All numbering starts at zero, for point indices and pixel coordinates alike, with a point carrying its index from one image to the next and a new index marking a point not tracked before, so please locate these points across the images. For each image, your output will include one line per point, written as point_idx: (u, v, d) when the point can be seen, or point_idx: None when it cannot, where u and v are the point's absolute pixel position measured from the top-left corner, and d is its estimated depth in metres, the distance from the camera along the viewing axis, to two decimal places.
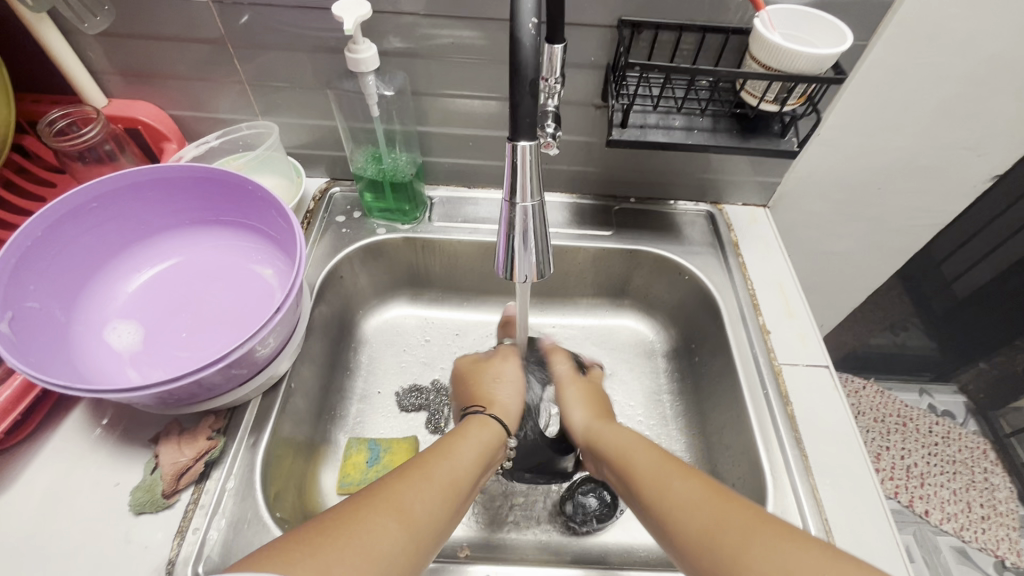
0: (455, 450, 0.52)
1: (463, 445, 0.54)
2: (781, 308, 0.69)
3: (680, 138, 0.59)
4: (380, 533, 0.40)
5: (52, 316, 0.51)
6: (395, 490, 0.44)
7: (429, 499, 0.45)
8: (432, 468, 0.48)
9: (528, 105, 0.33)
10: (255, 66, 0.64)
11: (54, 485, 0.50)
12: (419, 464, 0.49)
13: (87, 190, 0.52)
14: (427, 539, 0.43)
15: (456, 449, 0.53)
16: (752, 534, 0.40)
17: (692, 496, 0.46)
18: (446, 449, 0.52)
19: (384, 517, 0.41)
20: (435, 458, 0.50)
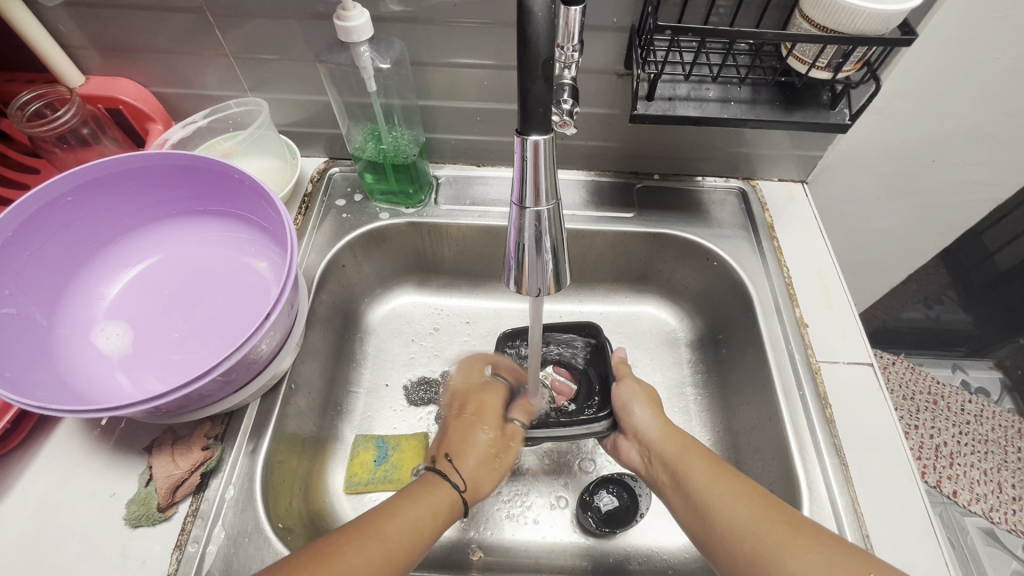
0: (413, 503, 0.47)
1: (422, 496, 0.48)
2: (820, 298, 0.63)
3: (714, 112, 0.52)
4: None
5: (33, 321, 0.48)
6: (348, 557, 0.40)
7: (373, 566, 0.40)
8: (388, 531, 0.43)
9: (541, 91, 0.27)
10: (239, 37, 0.58)
11: (50, 494, 0.48)
12: (375, 523, 0.44)
13: (59, 183, 0.48)
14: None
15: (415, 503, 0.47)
16: (776, 540, 0.40)
17: (731, 519, 0.43)
18: (408, 499, 0.47)
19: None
20: (393, 516, 0.45)
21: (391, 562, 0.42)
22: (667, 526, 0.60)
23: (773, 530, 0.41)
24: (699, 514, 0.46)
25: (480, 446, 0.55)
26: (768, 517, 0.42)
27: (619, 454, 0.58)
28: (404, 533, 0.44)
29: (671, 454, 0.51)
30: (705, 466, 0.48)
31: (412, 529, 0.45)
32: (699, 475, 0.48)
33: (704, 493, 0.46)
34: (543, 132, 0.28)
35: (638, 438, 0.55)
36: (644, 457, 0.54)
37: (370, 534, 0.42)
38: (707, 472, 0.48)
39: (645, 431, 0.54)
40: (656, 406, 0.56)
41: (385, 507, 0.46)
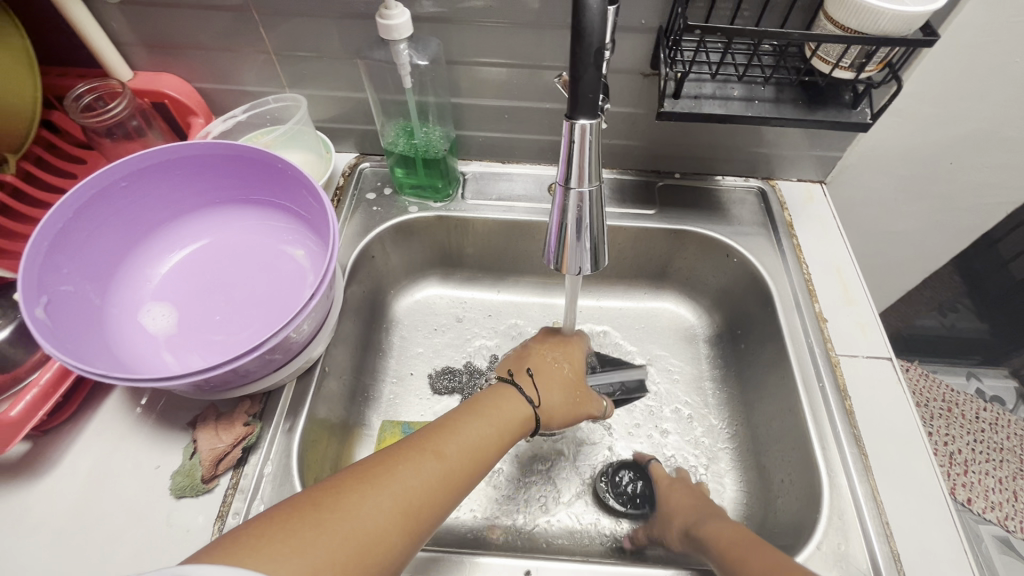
0: (467, 421, 0.49)
1: (481, 415, 0.50)
2: (839, 294, 0.64)
3: (739, 110, 0.54)
4: (367, 519, 0.38)
5: (87, 300, 0.50)
6: (402, 471, 0.41)
7: (427, 479, 0.42)
8: (440, 447, 0.45)
9: (591, 78, 0.29)
10: (281, 35, 0.61)
11: (98, 466, 0.50)
12: (429, 439, 0.46)
13: (117, 169, 0.50)
14: (424, 529, 0.41)
15: (466, 423, 0.49)
16: None
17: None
18: (462, 419, 0.49)
19: (378, 498, 0.39)
20: (442, 434, 0.47)
21: (447, 478, 0.44)
22: None
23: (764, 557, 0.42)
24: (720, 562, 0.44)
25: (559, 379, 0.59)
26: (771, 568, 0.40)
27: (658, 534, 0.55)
28: (454, 452, 0.45)
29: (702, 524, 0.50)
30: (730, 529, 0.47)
31: (470, 448, 0.47)
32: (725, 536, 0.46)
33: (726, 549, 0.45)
34: (590, 116, 0.30)
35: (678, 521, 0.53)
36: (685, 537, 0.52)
37: (419, 451, 0.44)
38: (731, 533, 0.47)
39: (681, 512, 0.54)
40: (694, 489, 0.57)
41: (435, 425, 0.48)
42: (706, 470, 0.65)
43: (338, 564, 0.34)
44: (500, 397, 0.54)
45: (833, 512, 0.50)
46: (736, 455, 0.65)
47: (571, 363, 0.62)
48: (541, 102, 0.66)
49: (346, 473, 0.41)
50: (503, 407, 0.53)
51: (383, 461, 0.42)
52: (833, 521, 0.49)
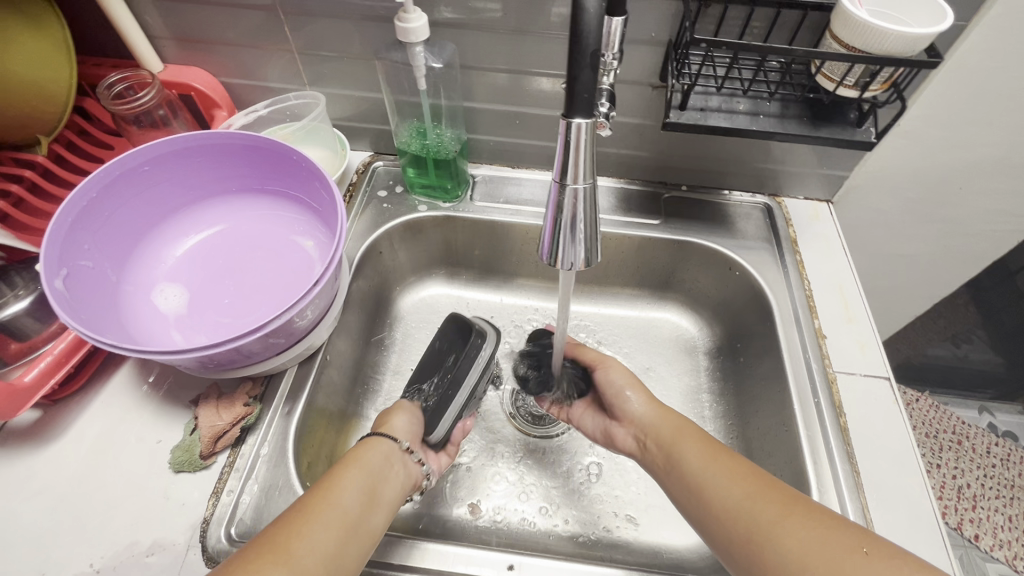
0: (348, 474, 0.47)
1: (360, 464, 0.48)
2: (840, 311, 0.64)
3: (743, 124, 0.55)
4: None
5: (105, 276, 0.52)
6: (287, 539, 0.39)
7: (318, 536, 0.41)
8: (333, 502, 0.44)
9: (588, 79, 0.30)
10: (304, 35, 0.64)
11: (103, 437, 0.52)
12: (316, 497, 0.44)
13: (141, 153, 0.53)
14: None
15: (344, 478, 0.46)
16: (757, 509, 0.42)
17: (725, 499, 0.44)
18: (346, 469, 0.47)
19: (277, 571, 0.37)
20: (320, 492, 0.44)
21: (340, 529, 0.42)
22: (678, 526, 0.60)
23: (767, 510, 0.42)
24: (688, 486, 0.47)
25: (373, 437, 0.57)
26: (760, 494, 0.43)
27: (613, 443, 0.59)
28: (339, 506, 0.43)
29: (666, 437, 0.52)
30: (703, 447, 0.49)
31: (360, 493, 0.46)
32: (695, 455, 0.49)
33: (698, 472, 0.47)
34: (587, 115, 0.31)
35: (633, 424, 0.56)
36: (638, 442, 0.55)
37: (299, 514, 0.42)
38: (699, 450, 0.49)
39: (640, 416, 0.56)
40: (647, 389, 0.58)
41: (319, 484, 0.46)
42: None
43: None
44: (363, 444, 0.51)
45: None
46: None
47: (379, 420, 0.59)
48: (551, 109, 0.67)
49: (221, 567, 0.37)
50: (360, 454, 0.50)
51: (263, 540, 0.39)
52: None
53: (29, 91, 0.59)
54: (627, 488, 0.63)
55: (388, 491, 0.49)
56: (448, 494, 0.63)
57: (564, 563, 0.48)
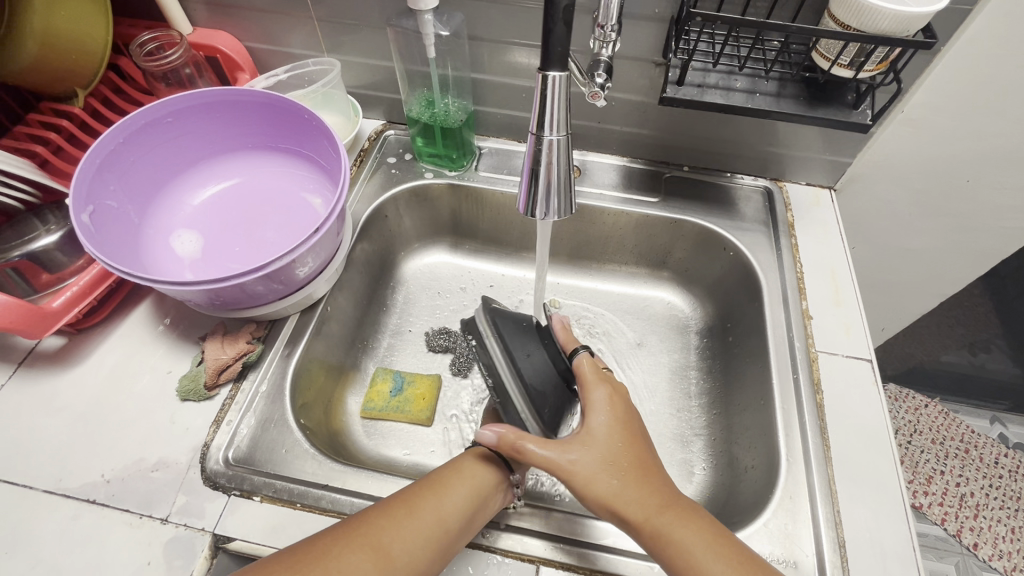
0: (456, 483, 0.48)
1: (469, 475, 0.49)
2: (829, 294, 0.65)
3: (739, 101, 0.56)
4: None
5: (127, 217, 0.57)
6: (385, 534, 0.42)
7: (411, 536, 0.43)
8: (436, 504, 0.45)
9: (560, 33, 0.32)
10: (326, 5, 0.67)
11: (120, 366, 0.57)
12: (418, 496, 0.46)
13: (165, 105, 0.57)
14: None
15: (452, 486, 0.47)
16: None
17: None
18: (459, 474, 0.49)
19: (360, 559, 0.40)
20: (427, 494, 0.46)
21: (430, 534, 0.43)
22: None
23: None
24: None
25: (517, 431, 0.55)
26: None
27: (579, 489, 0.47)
28: (436, 513, 0.45)
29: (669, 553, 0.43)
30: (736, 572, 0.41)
31: (466, 503, 0.46)
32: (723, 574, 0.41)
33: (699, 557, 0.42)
34: (560, 68, 0.34)
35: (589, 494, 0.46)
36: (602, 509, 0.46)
37: (405, 510, 0.44)
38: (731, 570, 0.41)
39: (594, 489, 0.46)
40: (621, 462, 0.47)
41: (432, 480, 0.48)
42: (678, 452, 0.66)
43: None
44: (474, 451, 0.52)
45: (785, 496, 0.51)
46: (709, 442, 0.66)
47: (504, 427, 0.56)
48: None
49: (321, 535, 0.42)
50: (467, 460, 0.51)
51: (361, 521, 0.43)
52: (784, 502, 0.51)
53: (78, 56, 0.65)
54: None
55: (491, 507, 0.48)
56: (435, 446, 0.66)
57: (529, 508, 0.50)
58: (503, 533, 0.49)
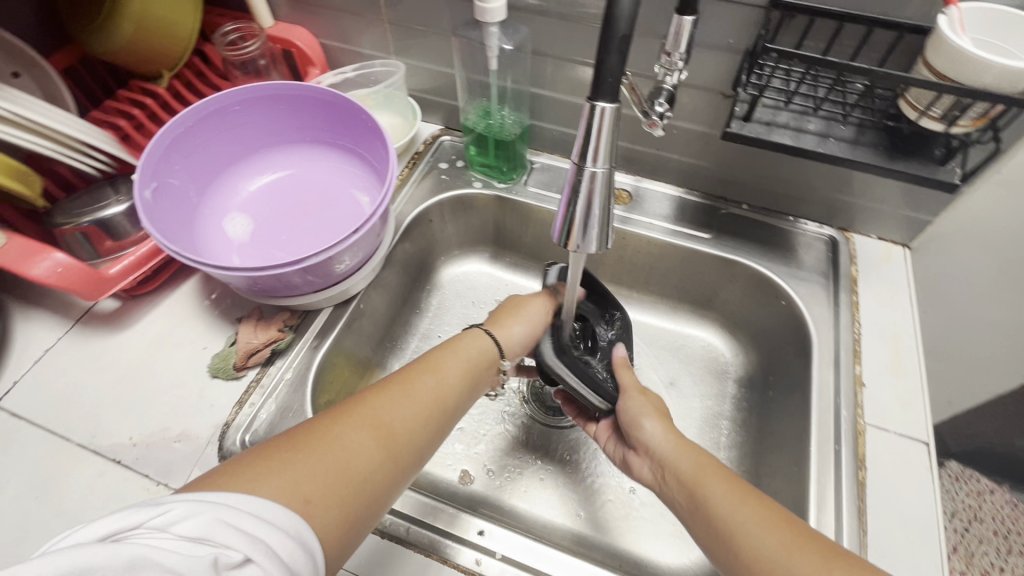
0: (441, 362, 0.51)
1: (455, 355, 0.52)
2: (888, 363, 0.59)
3: (809, 144, 0.53)
4: (355, 450, 0.39)
5: (187, 196, 0.60)
6: (382, 407, 0.43)
7: (407, 413, 0.44)
8: (424, 381, 0.48)
9: (615, 64, 0.31)
10: (398, 10, 0.68)
11: (162, 336, 0.60)
12: (407, 373, 0.48)
13: (234, 94, 0.59)
14: (405, 456, 0.43)
15: (441, 366, 0.51)
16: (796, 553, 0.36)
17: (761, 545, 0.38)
18: (442, 354, 0.52)
19: (360, 433, 0.41)
20: (416, 372, 0.49)
21: (423, 408, 0.46)
22: (664, 544, 0.58)
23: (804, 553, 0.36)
24: (704, 526, 0.42)
25: (522, 313, 0.59)
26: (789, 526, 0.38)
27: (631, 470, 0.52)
28: (428, 389, 0.47)
29: (689, 474, 0.45)
30: (732, 490, 0.42)
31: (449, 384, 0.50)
32: (727, 498, 0.41)
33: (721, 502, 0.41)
34: (610, 100, 0.32)
35: (647, 455, 0.50)
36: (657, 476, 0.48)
37: (396, 388, 0.46)
38: (731, 494, 0.42)
39: (653, 445, 0.49)
40: (667, 420, 0.51)
41: (418, 361, 0.51)
42: None
43: (321, 486, 0.36)
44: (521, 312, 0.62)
45: None
46: None
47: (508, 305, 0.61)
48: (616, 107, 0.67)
49: (320, 415, 0.42)
50: (529, 305, 0.60)
51: (357, 402, 0.43)
52: None
53: (167, 40, 0.69)
54: (623, 494, 0.62)
55: (475, 383, 0.53)
56: (448, 459, 0.65)
57: (529, 542, 0.48)
58: (496, 563, 0.47)
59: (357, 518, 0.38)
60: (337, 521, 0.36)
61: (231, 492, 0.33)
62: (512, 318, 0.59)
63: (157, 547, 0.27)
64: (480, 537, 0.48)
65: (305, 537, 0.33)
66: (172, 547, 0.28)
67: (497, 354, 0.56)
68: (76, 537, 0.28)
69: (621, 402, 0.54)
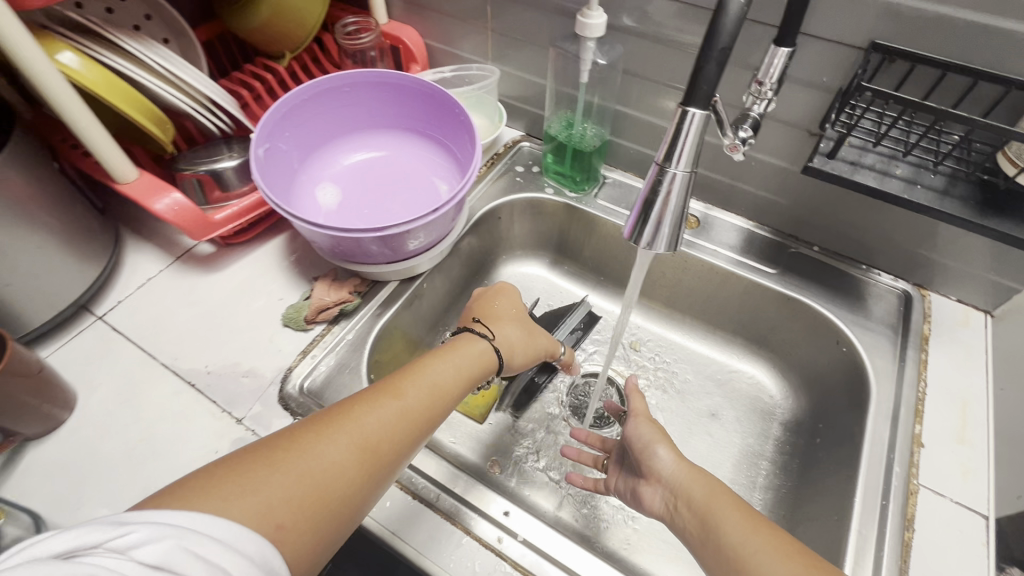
0: (429, 367, 0.50)
1: (445, 361, 0.51)
2: (953, 428, 0.56)
3: (894, 188, 0.52)
4: (328, 462, 0.39)
5: (291, 161, 0.66)
6: (362, 416, 0.43)
7: (383, 424, 0.43)
8: (408, 390, 0.47)
9: (711, 73, 0.33)
10: (502, 20, 0.72)
11: (246, 282, 0.66)
12: (393, 381, 0.47)
13: (347, 76, 0.66)
14: (383, 470, 0.42)
15: (430, 371, 0.49)
16: None
17: None
18: (432, 360, 0.51)
19: (335, 445, 0.40)
20: (402, 379, 0.48)
21: (406, 418, 0.45)
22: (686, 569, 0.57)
23: None
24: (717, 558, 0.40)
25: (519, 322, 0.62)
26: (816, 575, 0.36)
27: (642, 501, 0.50)
28: (412, 397, 0.46)
29: (701, 501, 0.44)
30: (742, 517, 0.41)
31: (431, 392, 0.48)
32: (737, 527, 0.41)
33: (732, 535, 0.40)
34: (702, 107, 0.34)
35: (658, 482, 0.48)
36: (668, 503, 0.47)
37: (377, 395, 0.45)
38: (743, 522, 0.41)
39: (666, 473, 0.48)
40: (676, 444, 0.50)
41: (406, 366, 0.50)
42: None
43: (290, 502, 0.36)
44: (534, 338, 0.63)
45: None
46: None
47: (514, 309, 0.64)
48: None
49: (293, 426, 0.41)
50: (534, 322, 0.64)
51: (332, 412, 0.43)
52: None
53: (294, 25, 0.77)
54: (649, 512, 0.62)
55: (467, 387, 0.52)
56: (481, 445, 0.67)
57: (553, 531, 0.49)
58: (517, 544, 0.48)
59: (330, 535, 0.38)
60: (306, 541, 0.36)
61: (198, 511, 0.33)
62: (511, 322, 0.62)
63: (116, 569, 0.28)
64: (505, 518, 0.49)
65: (269, 559, 0.33)
66: (130, 572, 0.28)
67: (491, 356, 0.57)
68: (35, 550, 0.28)
69: (632, 425, 0.53)
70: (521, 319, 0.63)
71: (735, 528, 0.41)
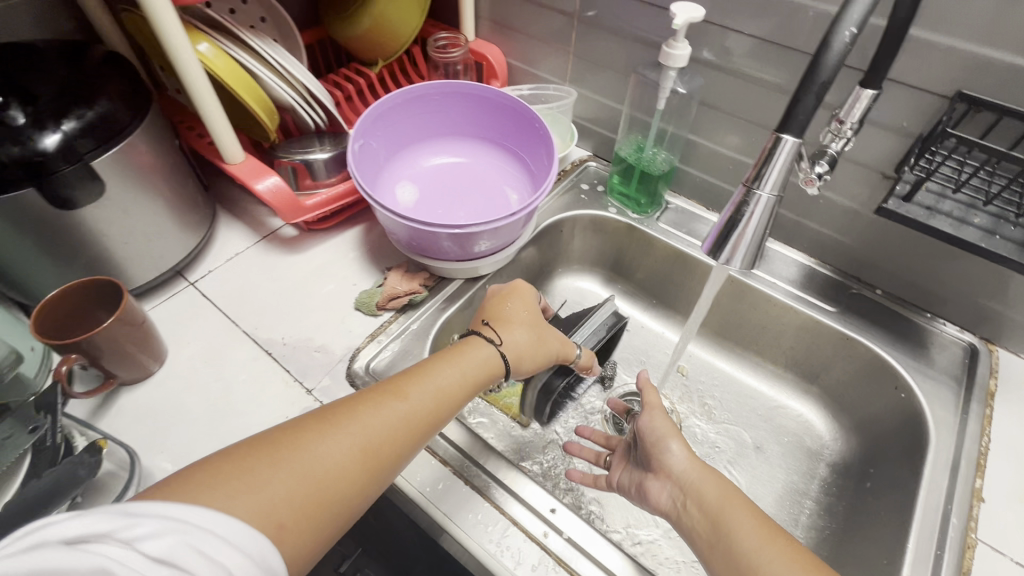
0: (437, 368, 0.49)
1: (457, 364, 0.50)
2: (1017, 487, 0.54)
3: (969, 235, 0.53)
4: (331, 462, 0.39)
5: (379, 159, 0.71)
6: (367, 416, 0.43)
7: (386, 428, 0.43)
8: (413, 390, 0.46)
9: (808, 104, 0.36)
10: (585, 45, 0.76)
11: (324, 266, 0.71)
12: (399, 381, 0.47)
13: (439, 86, 0.71)
14: (384, 473, 0.42)
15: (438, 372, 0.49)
16: None
17: None
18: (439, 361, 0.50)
19: (337, 444, 0.40)
20: (408, 380, 0.47)
21: (410, 421, 0.45)
22: None
23: None
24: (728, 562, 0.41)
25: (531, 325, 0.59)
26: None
27: (646, 497, 0.50)
28: (418, 400, 0.46)
29: (713, 504, 0.45)
30: (756, 523, 0.42)
31: (430, 395, 0.47)
32: (751, 533, 0.41)
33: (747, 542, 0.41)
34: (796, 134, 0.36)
35: (667, 477, 0.49)
36: (677, 500, 0.48)
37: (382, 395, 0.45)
38: (759, 530, 0.42)
39: (678, 470, 0.48)
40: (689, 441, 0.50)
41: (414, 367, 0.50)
42: None
43: (291, 500, 0.36)
44: (543, 347, 0.59)
45: None
46: None
47: (527, 308, 0.61)
48: None
49: (294, 421, 0.41)
50: (547, 330, 0.60)
51: (334, 411, 0.43)
52: None
53: (387, 38, 0.83)
54: None
55: (475, 389, 0.52)
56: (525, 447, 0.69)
57: (597, 532, 0.50)
58: (561, 539, 0.49)
59: (329, 535, 0.38)
60: (305, 542, 0.36)
61: (199, 503, 0.33)
62: (522, 323, 0.59)
63: (123, 561, 0.28)
64: (551, 514, 0.51)
65: (269, 560, 0.33)
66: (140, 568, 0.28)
67: (499, 360, 0.54)
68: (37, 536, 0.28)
69: (646, 418, 0.53)
70: (536, 326, 0.60)
71: (750, 534, 0.41)
